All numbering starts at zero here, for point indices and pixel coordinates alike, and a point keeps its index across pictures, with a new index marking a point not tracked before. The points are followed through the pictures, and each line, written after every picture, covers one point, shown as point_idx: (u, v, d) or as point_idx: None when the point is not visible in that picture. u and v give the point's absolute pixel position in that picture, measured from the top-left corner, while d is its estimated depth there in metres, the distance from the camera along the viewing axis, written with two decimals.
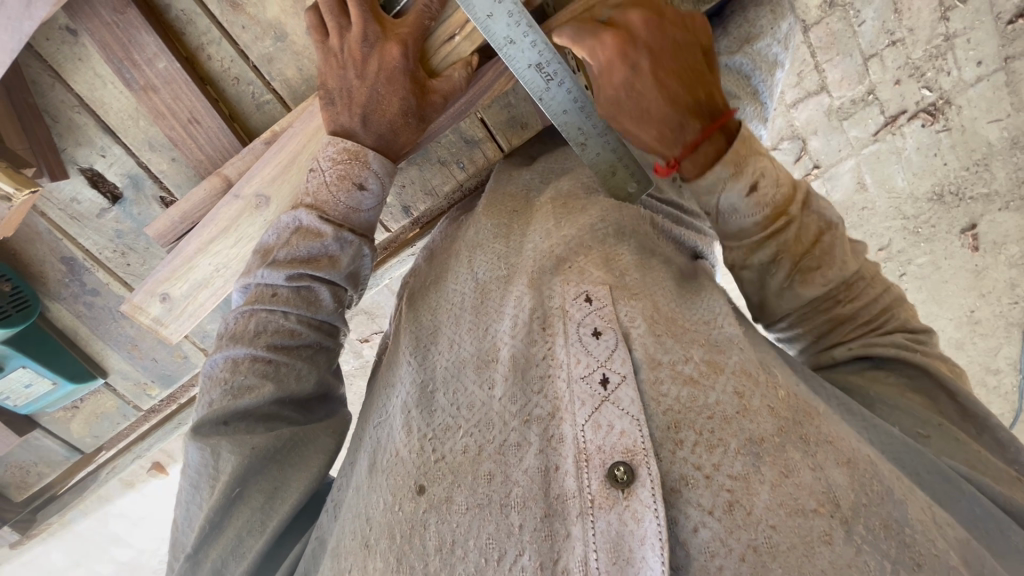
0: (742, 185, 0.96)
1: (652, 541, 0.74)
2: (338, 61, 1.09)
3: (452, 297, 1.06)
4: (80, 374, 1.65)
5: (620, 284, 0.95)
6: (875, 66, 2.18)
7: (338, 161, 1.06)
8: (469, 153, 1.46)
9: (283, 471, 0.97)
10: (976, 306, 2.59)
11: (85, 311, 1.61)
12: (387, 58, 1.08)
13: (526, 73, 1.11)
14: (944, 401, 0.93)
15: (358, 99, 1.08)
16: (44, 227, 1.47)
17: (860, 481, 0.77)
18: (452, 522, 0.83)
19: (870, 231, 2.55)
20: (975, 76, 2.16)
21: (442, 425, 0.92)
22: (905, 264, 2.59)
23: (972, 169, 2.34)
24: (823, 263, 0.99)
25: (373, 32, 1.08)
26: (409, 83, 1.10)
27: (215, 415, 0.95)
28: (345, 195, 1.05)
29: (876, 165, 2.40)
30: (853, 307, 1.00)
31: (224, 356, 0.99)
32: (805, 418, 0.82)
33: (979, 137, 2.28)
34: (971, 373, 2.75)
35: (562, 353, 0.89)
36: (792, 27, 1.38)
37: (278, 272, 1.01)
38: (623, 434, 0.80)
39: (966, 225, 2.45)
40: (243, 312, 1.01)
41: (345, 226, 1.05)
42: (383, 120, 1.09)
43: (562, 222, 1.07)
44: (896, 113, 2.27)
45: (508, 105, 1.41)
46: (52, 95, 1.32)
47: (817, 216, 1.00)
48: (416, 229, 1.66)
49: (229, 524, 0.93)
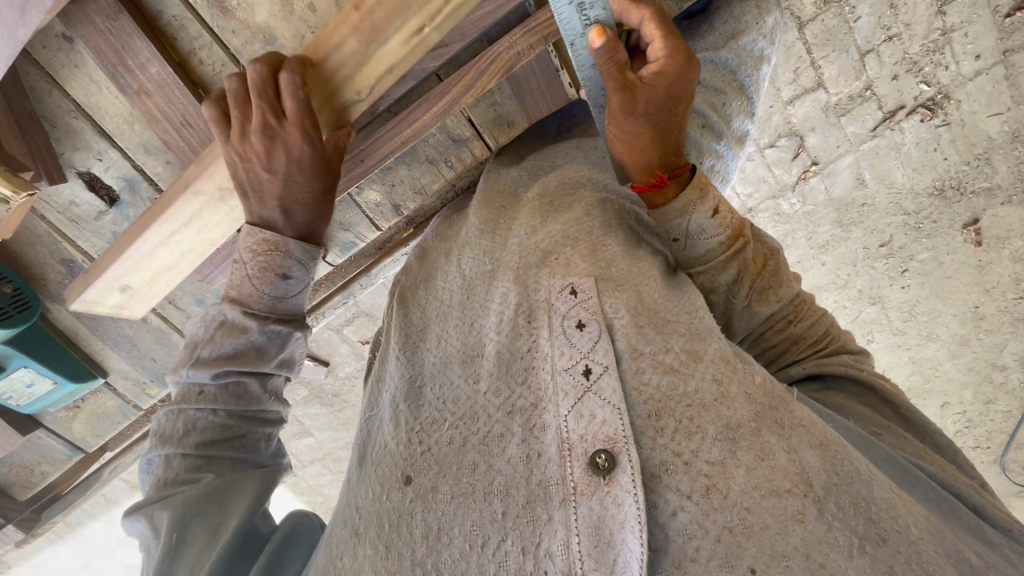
0: (708, 208, 1.02)
1: (632, 524, 0.74)
2: (242, 152, 1.11)
3: (441, 293, 1.09)
4: (80, 374, 1.68)
5: (605, 276, 0.96)
6: (872, 62, 2.18)
7: (258, 254, 1.11)
8: (457, 151, 1.47)
9: (222, 508, 1.03)
10: (980, 301, 2.59)
11: (84, 311, 1.65)
12: (289, 147, 1.10)
13: (564, 9, 0.99)
14: (886, 411, 1.03)
15: (269, 192, 1.13)
16: (44, 230, 1.51)
17: (832, 462, 0.79)
18: (436, 510, 0.84)
19: (871, 227, 2.55)
20: (974, 69, 2.15)
21: (428, 418, 0.93)
22: (907, 260, 2.58)
23: (973, 163, 2.33)
24: (775, 284, 1.09)
25: (269, 122, 1.09)
26: (323, 166, 1.14)
27: (154, 492, 1.08)
28: (269, 286, 1.11)
29: (875, 161, 2.39)
30: (802, 328, 1.11)
31: (158, 454, 1.11)
32: (780, 403, 0.84)
33: (979, 131, 2.27)
34: (977, 369, 2.74)
35: (546, 345, 0.89)
36: (777, 22, 1.42)
37: (204, 371, 1.10)
38: (605, 423, 0.81)
39: (968, 219, 2.44)
40: (172, 411, 1.12)
41: (271, 317, 1.12)
42: (306, 210, 1.15)
43: (547, 219, 1.08)
44: (894, 109, 2.27)
45: (495, 103, 1.40)
46: (50, 102, 1.36)
47: (762, 243, 1.10)
48: (409, 229, 1.71)
49: (178, 566, 0.99)
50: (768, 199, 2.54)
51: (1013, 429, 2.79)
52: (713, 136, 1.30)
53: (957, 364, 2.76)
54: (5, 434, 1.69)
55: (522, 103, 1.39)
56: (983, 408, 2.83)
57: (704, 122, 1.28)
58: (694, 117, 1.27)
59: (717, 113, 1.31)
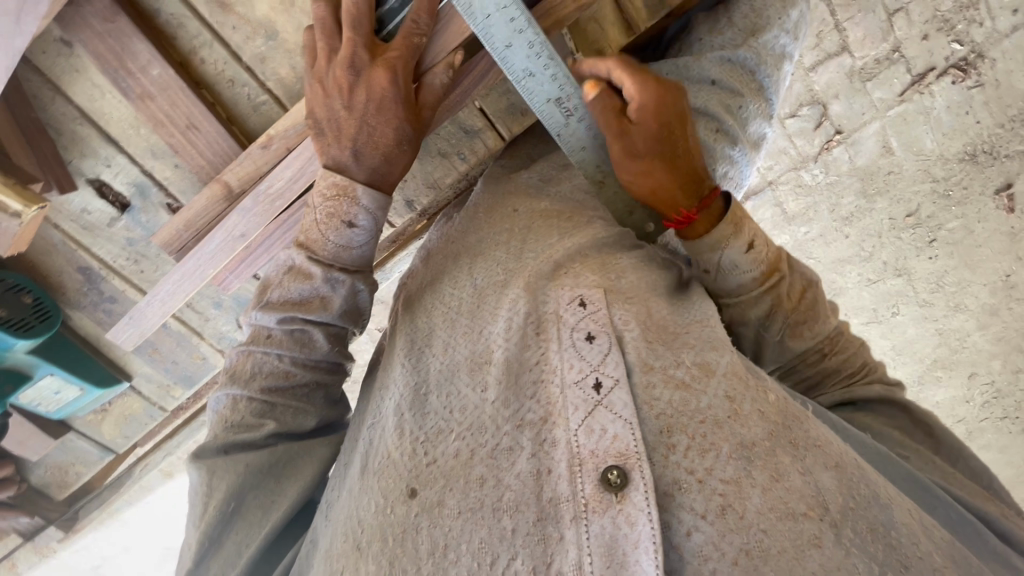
0: (743, 243, 0.97)
1: (646, 544, 0.74)
2: (324, 89, 1.04)
3: (450, 300, 1.04)
4: (105, 379, 1.70)
5: (614, 287, 0.96)
6: (901, 22, 2.07)
7: (327, 199, 1.01)
8: (469, 143, 1.43)
9: (280, 484, 1.00)
10: (1012, 270, 2.48)
11: (104, 318, 1.65)
12: (375, 85, 1.01)
13: (544, 106, 1.08)
14: (917, 436, 1.01)
15: (347, 131, 1.03)
16: (59, 238, 1.50)
17: (848, 484, 0.79)
18: (443, 526, 0.82)
19: (897, 196, 2.42)
20: (1010, 25, 2.05)
21: (434, 428, 0.90)
22: (935, 230, 2.47)
23: (1007, 125, 2.21)
24: (810, 318, 1.03)
25: (361, 58, 1.03)
26: (401, 109, 1.04)
27: (215, 445, 0.98)
28: (334, 233, 1.01)
29: (902, 128, 2.27)
30: (837, 360, 1.05)
31: (225, 395, 1.01)
32: (794, 422, 0.84)
33: (1014, 91, 2.14)
34: (1007, 340, 2.65)
35: (555, 358, 0.88)
36: (802, 15, 1.33)
37: (271, 314, 1.00)
38: (616, 438, 0.80)
39: (1001, 184, 2.32)
40: (240, 352, 1.02)
41: (335, 266, 1.02)
42: (377, 153, 1.03)
43: (564, 235, 1.06)
44: (924, 71, 2.14)
45: (508, 91, 1.35)
46: (54, 108, 1.32)
47: (800, 273, 1.03)
48: (422, 222, 1.65)
49: (228, 538, 0.95)
50: (789, 172, 2.41)
51: None
52: (727, 141, 1.21)
53: (985, 334, 2.66)
54: (38, 438, 1.74)
55: None
56: (1012, 379, 2.74)
57: (718, 126, 1.21)
58: (708, 120, 1.20)
59: (733, 117, 1.23)
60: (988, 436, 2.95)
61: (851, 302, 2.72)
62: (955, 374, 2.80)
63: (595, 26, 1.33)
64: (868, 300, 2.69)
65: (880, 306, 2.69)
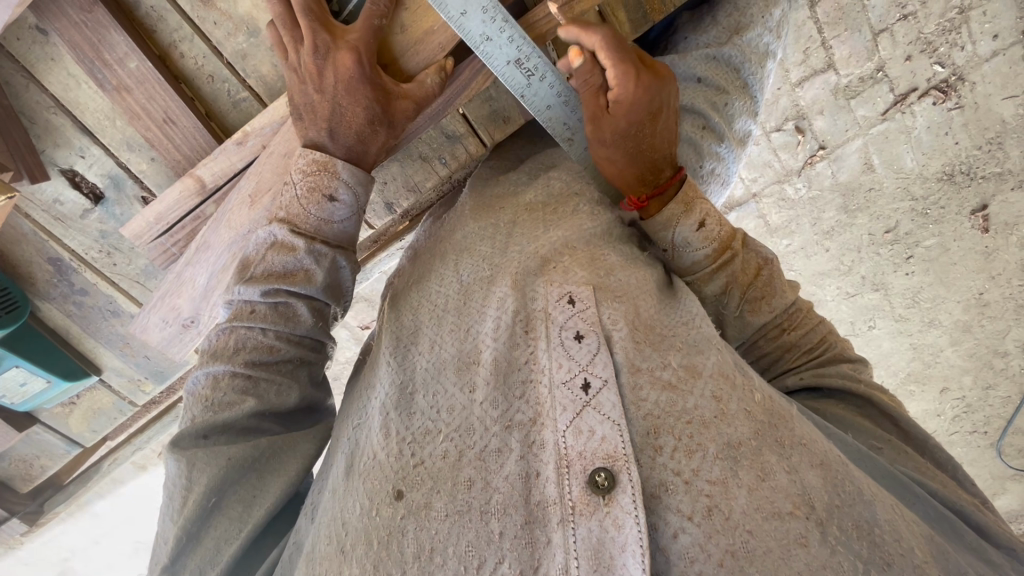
0: (693, 223, 1.01)
1: (633, 548, 0.72)
2: (298, 76, 1.04)
3: (435, 297, 1.00)
4: (73, 372, 1.67)
5: (603, 284, 0.92)
6: (885, 42, 2.10)
7: (308, 173, 1.02)
8: (451, 147, 1.43)
9: (262, 479, 0.95)
10: (985, 289, 2.54)
11: (75, 310, 1.63)
12: (341, 68, 1.02)
13: (504, 69, 1.08)
14: (886, 424, 0.99)
15: (321, 112, 1.04)
16: (29, 228, 1.47)
17: (833, 481, 0.78)
18: (430, 529, 0.78)
19: (876, 213, 2.47)
20: (991, 50, 2.08)
21: (421, 428, 0.86)
22: (913, 246, 2.52)
23: (984, 147, 2.26)
24: (768, 294, 1.04)
25: (322, 40, 1.02)
26: (371, 89, 1.05)
27: (194, 430, 0.93)
28: (315, 207, 1.02)
29: (884, 145, 2.32)
30: (795, 336, 1.05)
31: (205, 373, 0.96)
32: (780, 421, 0.82)
33: (992, 114, 2.19)
34: (978, 356, 2.71)
35: (544, 357, 0.85)
36: (784, 15, 1.33)
37: (253, 288, 0.97)
38: (604, 440, 0.77)
39: (977, 205, 2.37)
40: (222, 329, 0.98)
41: (318, 239, 1.01)
42: (351, 132, 1.05)
43: (550, 227, 1.02)
44: (906, 91, 2.19)
45: (489, 98, 1.37)
46: (27, 96, 1.30)
47: (755, 251, 1.05)
48: (406, 223, 1.68)
49: (207, 533, 0.90)
50: (772, 185, 2.45)
51: (1012, 415, 2.73)
52: (713, 138, 1.21)
53: (958, 350, 2.72)
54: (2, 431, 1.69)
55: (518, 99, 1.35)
56: (982, 395, 2.81)
57: (704, 124, 1.21)
58: (694, 118, 1.20)
59: (718, 114, 1.23)
60: (958, 449, 3.01)
61: (828, 314, 2.77)
62: (927, 389, 2.88)
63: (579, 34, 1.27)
64: (847, 313, 2.75)
65: (857, 319, 2.75)
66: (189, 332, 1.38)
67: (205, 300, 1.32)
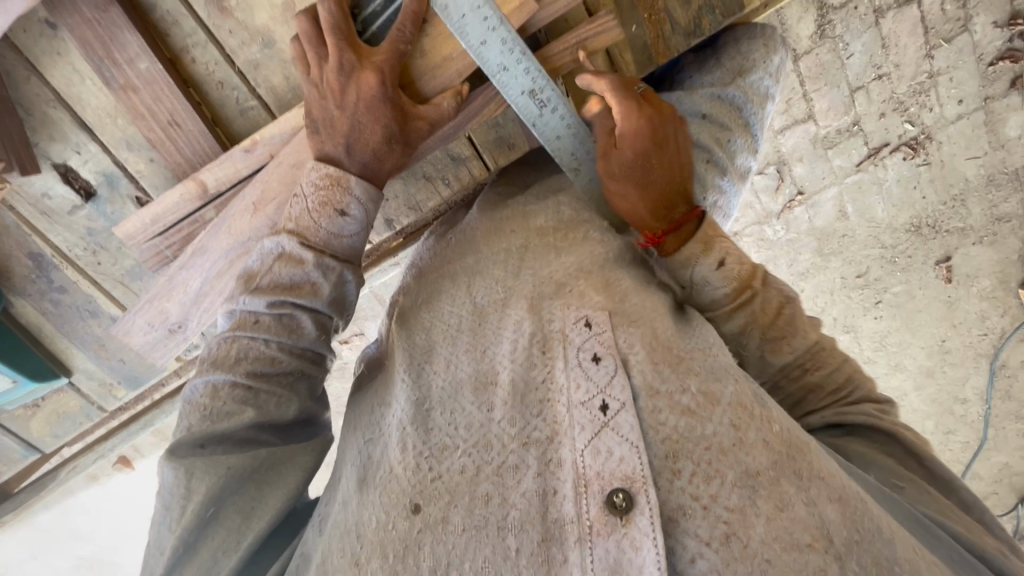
0: (711, 262, 1.03)
1: (650, 570, 0.72)
2: (320, 91, 1.06)
3: (449, 317, 1.02)
4: (41, 372, 1.59)
5: (618, 310, 0.94)
6: (861, 99, 2.19)
7: (320, 188, 1.03)
8: (455, 169, 1.46)
9: (262, 490, 0.93)
10: (948, 336, 2.65)
11: (51, 308, 1.57)
12: (364, 87, 1.04)
13: (518, 98, 1.13)
14: (912, 464, 0.98)
15: (340, 128, 1.05)
16: (12, 221, 1.43)
17: (851, 516, 0.76)
18: (447, 542, 0.80)
19: (849, 258, 2.58)
20: (956, 113, 2.21)
21: (439, 445, 0.88)
22: (881, 291, 2.63)
23: (948, 203, 2.39)
24: (788, 334, 1.04)
25: (349, 60, 1.04)
26: (392, 110, 1.07)
27: (191, 439, 0.90)
28: (326, 221, 1.02)
29: (858, 194, 2.43)
30: (821, 375, 1.05)
31: (203, 381, 0.93)
32: (799, 453, 0.81)
33: (957, 172, 2.33)
34: (940, 401, 2.81)
35: (562, 376, 0.87)
36: (783, 61, 1.40)
37: (258, 299, 0.96)
38: (622, 461, 0.79)
39: (942, 256, 2.50)
40: (223, 339, 0.96)
41: (326, 253, 1.01)
42: (366, 150, 1.06)
43: (561, 253, 1.05)
44: (879, 145, 2.30)
45: (496, 126, 1.41)
46: (27, 88, 1.28)
47: (777, 290, 1.06)
48: (399, 239, 1.72)
49: (204, 545, 0.87)
50: (753, 225, 2.55)
51: (969, 459, 2.84)
52: (716, 172, 1.27)
53: (921, 395, 2.83)
54: None
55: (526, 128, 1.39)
56: (942, 439, 2.90)
57: (708, 157, 1.27)
58: (699, 151, 1.26)
59: (722, 150, 1.29)
60: None
61: None
62: None
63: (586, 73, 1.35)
64: None
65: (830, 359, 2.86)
66: (175, 338, 1.35)
67: (198, 306, 1.31)
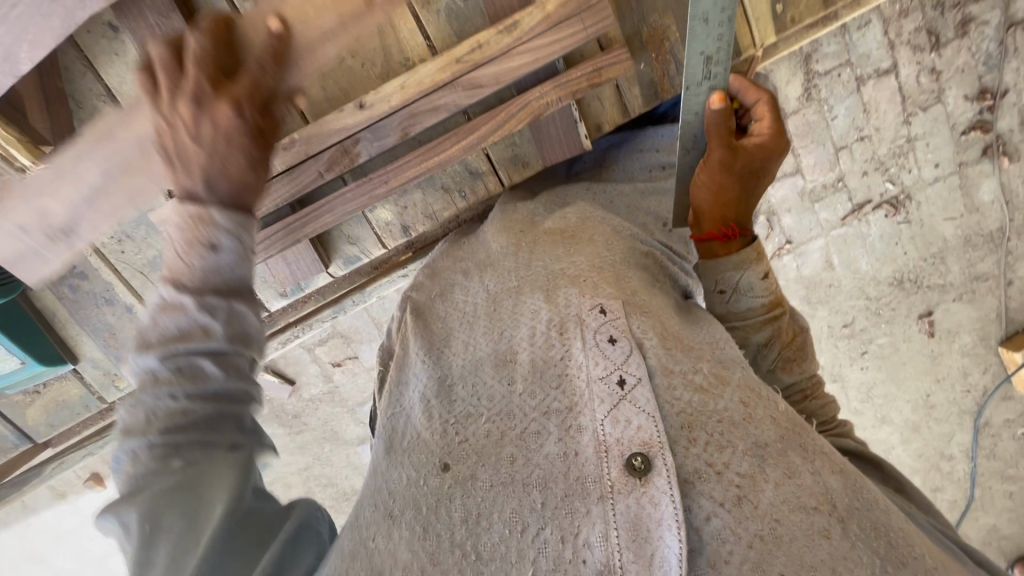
0: (759, 271, 1.20)
1: (668, 522, 0.76)
2: (172, 120, 0.91)
3: (464, 306, 1.10)
4: (50, 357, 1.62)
5: (631, 300, 0.99)
6: (845, 157, 2.17)
7: (181, 227, 0.86)
8: (471, 183, 1.54)
9: None
10: (931, 391, 2.60)
11: (69, 294, 1.61)
12: (217, 113, 0.89)
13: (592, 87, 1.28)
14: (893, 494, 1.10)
15: (192, 160, 0.89)
16: None
17: (852, 486, 0.83)
18: (476, 496, 0.84)
19: (834, 307, 2.50)
20: (933, 175, 2.18)
21: (463, 412, 0.94)
22: (867, 342, 2.57)
23: (928, 260, 2.34)
24: (799, 356, 1.28)
25: (204, 87, 0.91)
26: (256, 140, 0.93)
27: None
28: (196, 259, 0.84)
29: (843, 246, 2.36)
30: (815, 402, 1.28)
31: None
32: (802, 429, 0.88)
33: (935, 232, 2.28)
34: (926, 457, 2.75)
35: (580, 355, 0.92)
36: None
37: None
38: (640, 429, 0.83)
39: (923, 310, 2.44)
40: None
41: (208, 292, 0.84)
42: (226, 181, 0.89)
43: (571, 250, 1.11)
44: (862, 202, 2.25)
45: (513, 144, 1.48)
46: (81, 83, 1.38)
47: (794, 321, 1.31)
48: (408, 253, 1.79)
49: None
50: None
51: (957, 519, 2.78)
52: None
53: (907, 450, 2.76)
54: None
55: (539, 149, 1.47)
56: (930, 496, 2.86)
57: None
58: None
59: None
60: None
61: None
62: None
63: (599, 104, 1.45)
64: None
65: None
66: (53, 244, 1.34)
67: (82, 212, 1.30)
